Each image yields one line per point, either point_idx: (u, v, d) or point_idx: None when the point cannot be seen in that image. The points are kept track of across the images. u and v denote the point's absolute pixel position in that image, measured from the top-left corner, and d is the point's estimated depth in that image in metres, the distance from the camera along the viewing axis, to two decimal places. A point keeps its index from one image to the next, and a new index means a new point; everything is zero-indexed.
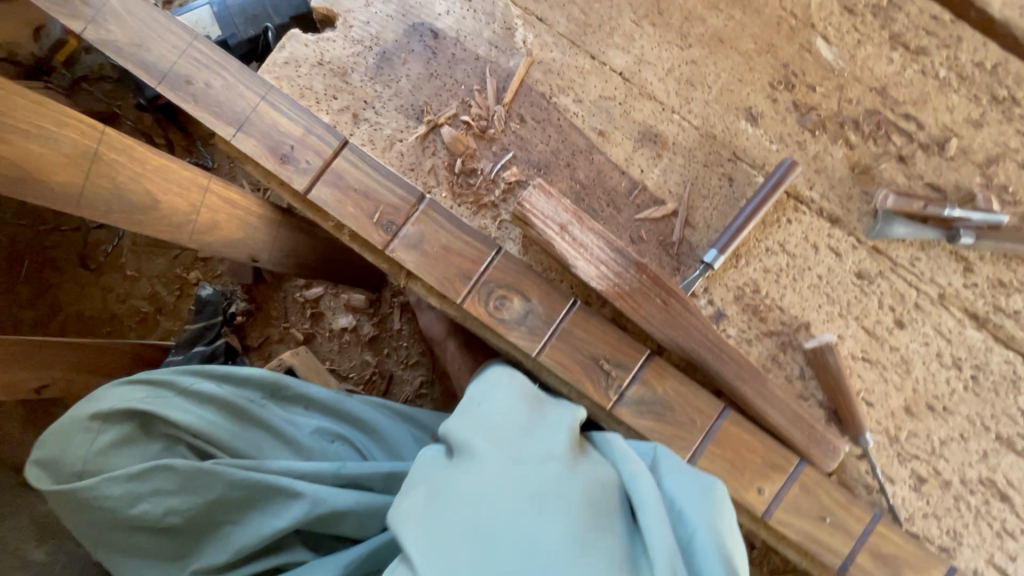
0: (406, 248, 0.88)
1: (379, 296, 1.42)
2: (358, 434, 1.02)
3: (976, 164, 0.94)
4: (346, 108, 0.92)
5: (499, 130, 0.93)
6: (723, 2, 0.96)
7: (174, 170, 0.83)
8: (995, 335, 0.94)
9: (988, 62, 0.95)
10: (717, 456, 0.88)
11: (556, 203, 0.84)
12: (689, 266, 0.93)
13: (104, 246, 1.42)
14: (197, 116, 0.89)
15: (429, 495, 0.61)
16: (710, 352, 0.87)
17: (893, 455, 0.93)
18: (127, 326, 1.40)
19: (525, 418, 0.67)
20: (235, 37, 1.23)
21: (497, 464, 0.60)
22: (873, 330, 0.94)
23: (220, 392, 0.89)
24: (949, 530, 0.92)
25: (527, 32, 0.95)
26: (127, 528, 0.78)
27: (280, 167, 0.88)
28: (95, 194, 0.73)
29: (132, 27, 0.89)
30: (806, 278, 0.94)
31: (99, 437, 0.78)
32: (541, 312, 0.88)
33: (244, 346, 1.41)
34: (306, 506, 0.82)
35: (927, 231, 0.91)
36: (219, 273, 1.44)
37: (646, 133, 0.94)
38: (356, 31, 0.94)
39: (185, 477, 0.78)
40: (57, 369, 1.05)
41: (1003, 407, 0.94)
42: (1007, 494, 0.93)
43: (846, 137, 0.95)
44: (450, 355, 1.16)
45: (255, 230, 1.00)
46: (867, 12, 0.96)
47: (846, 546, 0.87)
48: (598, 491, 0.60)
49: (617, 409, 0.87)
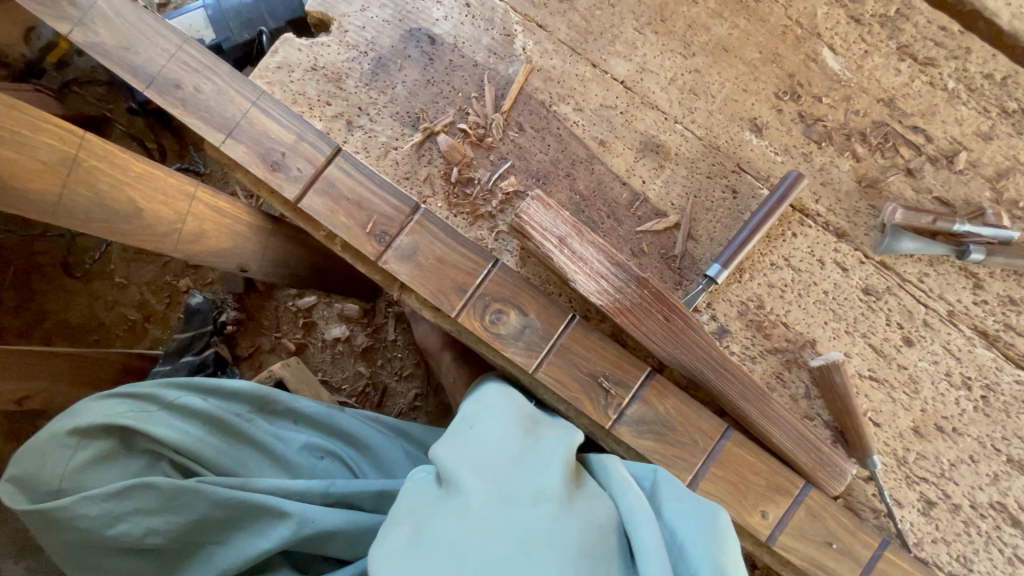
0: (400, 259, 0.85)
1: (373, 305, 1.39)
2: (349, 450, 0.99)
3: (985, 178, 0.92)
4: (340, 115, 0.90)
5: (497, 138, 0.91)
6: (727, 10, 0.94)
7: (160, 177, 0.80)
8: (1005, 354, 0.91)
9: (997, 74, 0.92)
10: (720, 478, 0.84)
11: (555, 215, 0.82)
12: (691, 281, 0.90)
13: (92, 252, 1.39)
14: (186, 121, 0.86)
15: (422, 524, 0.57)
16: (713, 371, 0.84)
17: (901, 477, 0.90)
18: (115, 335, 1.37)
19: (522, 446, 0.64)
20: (230, 41, 1.21)
21: (494, 491, 0.57)
22: (880, 347, 0.91)
23: (207, 406, 0.86)
24: (959, 556, 0.89)
25: (526, 39, 0.93)
26: (103, 550, 0.73)
27: (271, 175, 0.85)
28: (73, 203, 0.71)
29: (120, 29, 0.86)
30: (812, 294, 0.91)
31: (77, 453, 0.74)
32: (539, 327, 0.85)
33: (235, 356, 1.37)
34: (294, 528, 0.79)
35: (937, 246, 0.89)
36: (210, 280, 1.41)
37: (648, 143, 0.92)
38: (351, 36, 0.92)
39: (168, 496, 0.74)
40: (39, 379, 1.01)
41: (1014, 428, 0.91)
42: (1019, 519, 0.90)
43: (853, 149, 0.93)
44: (445, 368, 1.13)
45: (245, 239, 0.97)
46: (874, 22, 0.93)
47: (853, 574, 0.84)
48: (597, 526, 0.57)
49: (616, 429, 0.84)
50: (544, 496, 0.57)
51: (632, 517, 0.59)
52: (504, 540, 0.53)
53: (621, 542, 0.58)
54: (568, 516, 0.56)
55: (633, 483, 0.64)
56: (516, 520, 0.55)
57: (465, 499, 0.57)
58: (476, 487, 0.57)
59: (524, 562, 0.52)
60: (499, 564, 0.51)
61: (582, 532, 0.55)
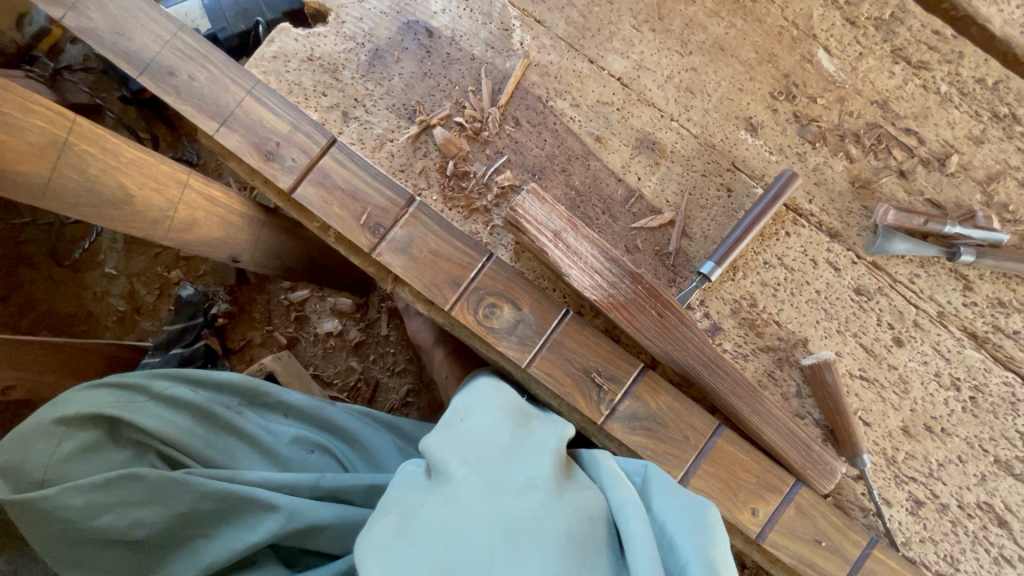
0: (394, 251, 0.84)
1: (366, 300, 1.38)
2: (339, 443, 0.98)
3: (976, 181, 0.93)
4: (335, 106, 0.89)
5: (493, 132, 0.91)
6: (724, 10, 0.94)
7: (152, 164, 0.79)
8: (994, 356, 0.92)
9: (989, 79, 0.93)
10: (711, 474, 0.85)
11: (550, 209, 0.81)
12: (685, 278, 0.90)
13: (81, 243, 1.38)
14: (180, 109, 0.85)
15: (410, 515, 0.56)
16: (705, 367, 0.84)
17: (890, 476, 0.91)
18: (103, 326, 1.36)
19: (513, 437, 0.64)
20: (225, 31, 1.20)
21: (484, 482, 0.57)
22: (871, 347, 0.92)
23: (195, 397, 0.85)
24: (946, 556, 0.90)
25: (524, 34, 0.93)
26: (87, 542, 0.72)
27: (265, 165, 0.84)
28: (62, 186, 0.70)
29: (114, 14, 0.84)
30: (804, 293, 0.92)
31: (63, 444, 0.73)
32: (533, 322, 0.84)
33: (225, 349, 1.36)
34: (282, 520, 0.78)
35: (929, 248, 0.89)
36: (201, 272, 1.39)
37: (644, 140, 0.92)
38: (349, 27, 0.92)
39: (155, 487, 0.73)
40: (26, 369, 0.99)
41: (1001, 429, 0.91)
42: (1005, 519, 0.90)
43: (846, 150, 0.94)
44: (437, 364, 1.13)
45: (237, 230, 0.96)
46: (869, 24, 0.94)
47: (841, 571, 0.84)
48: (587, 516, 0.57)
49: (608, 424, 0.84)
50: (535, 488, 0.57)
51: (622, 509, 0.59)
52: (493, 529, 0.53)
53: (611, 534, 0.58)
54: (558, 506, 0.56)
55: (623, 476, 0.64)
56: (506, 510, 0.54)
57: (455, 490, 0.56)
58: (467, 477, 0.57)
59: (512, 553, 0.51)
60: (488, 555, 0.51)
61: (571, 523, 0.55)
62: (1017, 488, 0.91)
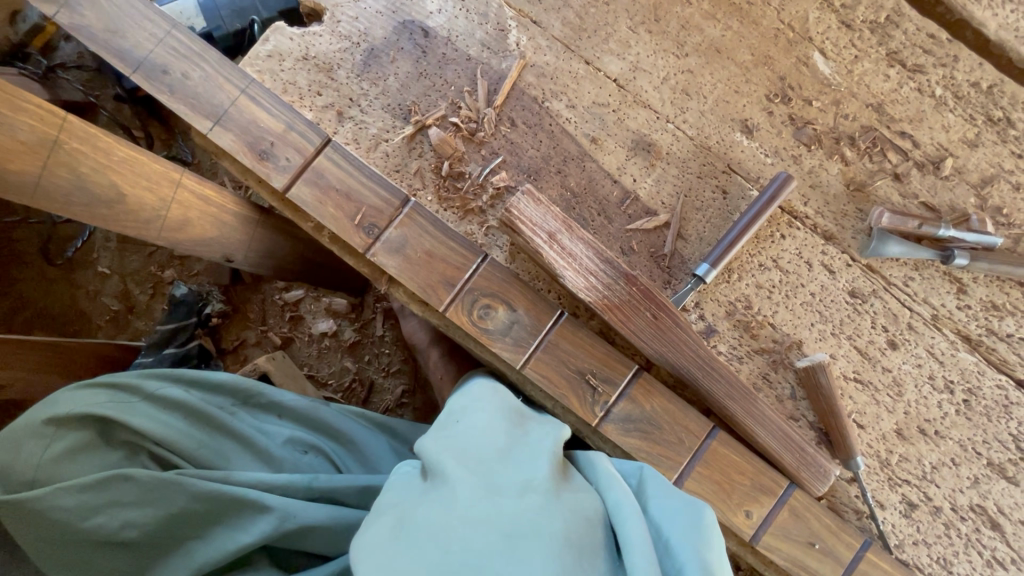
0: (389, 252, 0.84)
1: (362, 300, 1.38)
2: (334, 444, 0.98)
3: (970, 184, 0.93)
4: (330, 105, 0.89)
5: (488, 133, 0.90)
6: (720, 12, 0.94)
7: (145, 162, 0.79)
8: (988, 359, 0.92)
9: (984, 83, 0.93)
10: (705, 477, 0.84)
11: (545, 210, 0.80)
12: (680, 280, 0.90)
13: (74, 241, 1.37)
14: (173, 107, 0.84)
15: (406, 516, 0.56)
16: (700, 369, 0.84)
17: (884, 479, 0.91)
18: (96, 325, 1.35)
19: (510, 439, 0.63)
20: (221, 29, 1.19)
21: (481, 483, 0.57)
22: (865, 350, 0.92)
23: (189, 397, 0.84)
24: (939, 558, 0.90)
25: (520, 34, 0.92)
26: (77, 545, 0.71)
27: (259, 164, 0.83)
28: (52, 185, 0.70)
29: (108, 11, 0.84)
30: (799, 295, 0.92)
31: (54, 443, 0.72)
32: (527, 323, 0.84)
33: (220, 349, 1.36)
34: (275, 521, 0.78)
35: (923, 251, 0.89)
36: (196, 272, 1.39)
37: (640, 141, 0.92)
38: (344, 26, 0.91)
39: (147, 488, 0.73)
40: (17, 369, 0.99)
41: (994, 432, 0.92)
42: (998, 521, 0.91)
43: (841, 153, 0.94)
44: (432, 364, 1.13)
45: (231, 229, 0.96)
46: (864, 27, 0.94)
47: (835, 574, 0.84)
48: (584, 518, 0.57)
49: (603, 426, 0.84)
50: (531, 489, 0.57)
51: (619, 511, 0.59)
52: (490, 531, 0.52)
53: (607, 535, 0.58)
54: (554, 508, 0.56)
55: (620, 477, 0.64)
56: (503, 512, 0.54)
57: (451, 491, 0.56)
58: (464, 478, 0.57)
59: (509, 555, 0.51)
60: (485, 556, 0.51)
61: (569, 525, 0.55)
62: (1009, 490, 0.91)
